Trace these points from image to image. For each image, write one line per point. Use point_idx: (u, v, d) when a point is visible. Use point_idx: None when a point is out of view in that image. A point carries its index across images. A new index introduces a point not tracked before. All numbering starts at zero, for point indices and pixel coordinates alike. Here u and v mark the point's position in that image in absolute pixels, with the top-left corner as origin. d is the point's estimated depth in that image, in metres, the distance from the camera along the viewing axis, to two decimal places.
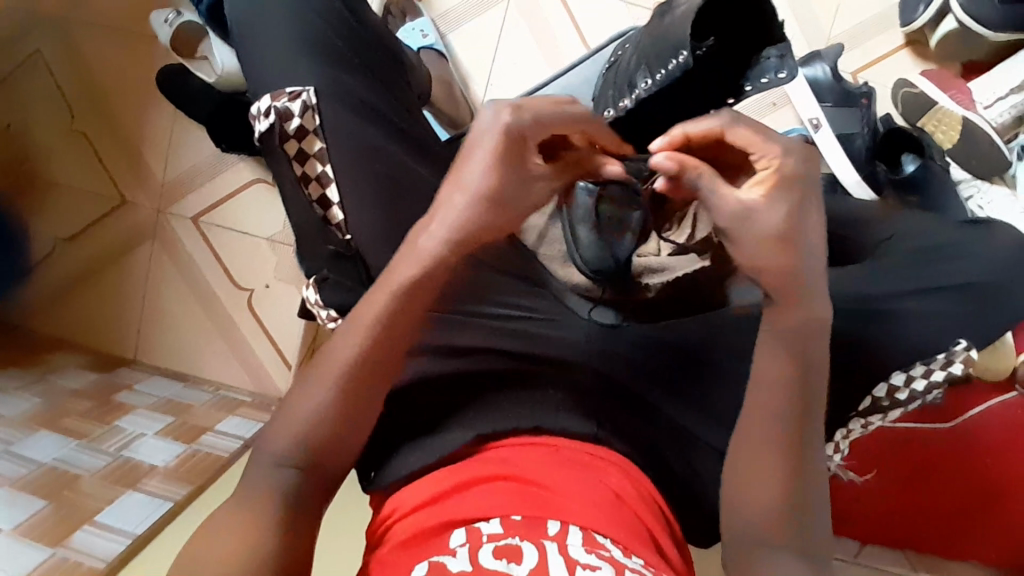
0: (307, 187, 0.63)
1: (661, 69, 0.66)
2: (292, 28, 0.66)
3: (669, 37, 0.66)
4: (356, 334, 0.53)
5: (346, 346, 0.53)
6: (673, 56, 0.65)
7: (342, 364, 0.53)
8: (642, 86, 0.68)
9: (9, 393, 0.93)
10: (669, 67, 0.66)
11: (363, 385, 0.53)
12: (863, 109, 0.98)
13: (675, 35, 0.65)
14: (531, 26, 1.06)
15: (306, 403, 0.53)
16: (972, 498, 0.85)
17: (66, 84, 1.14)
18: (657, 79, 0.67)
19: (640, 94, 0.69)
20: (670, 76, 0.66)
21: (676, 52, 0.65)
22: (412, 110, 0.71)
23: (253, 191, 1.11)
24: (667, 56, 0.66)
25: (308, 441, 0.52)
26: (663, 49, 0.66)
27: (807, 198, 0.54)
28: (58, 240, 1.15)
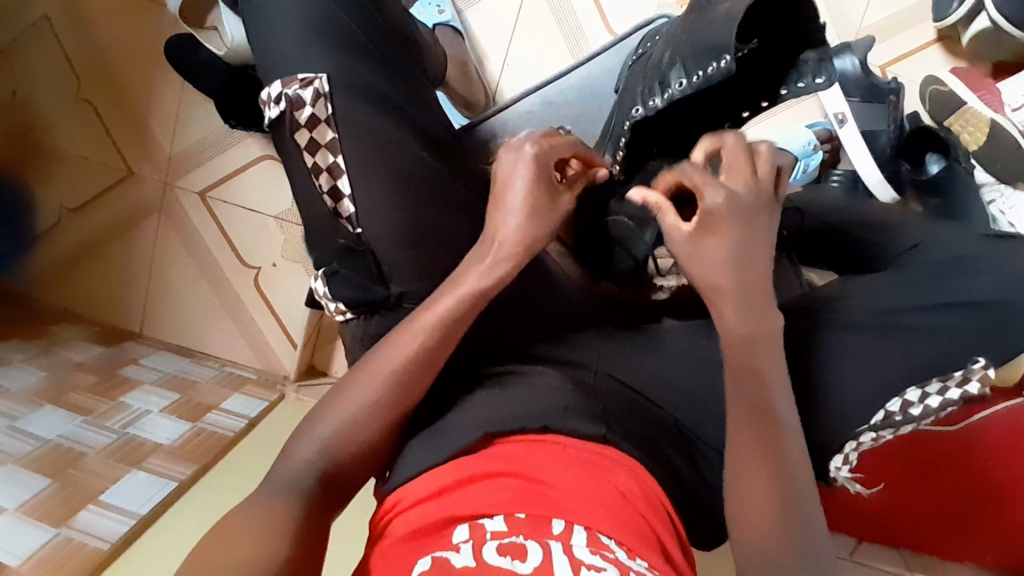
0: (318, 180, 0.61)
1: (699, 72, 0.63)
2: (304, 11, 0.63)
3: (711, 35, 0.61)
4: (412, 335, 0.56)
5: (404, 345, 0.56)
6: (715, 59, 0.61)
7: (397, 359, 0.56)
8: (676, 87, 0.65)
9: (12, 365, 0.93)
10: (707, 70, 0.62)
11: (416, 377, 0.56)
12: (891, 106, 0.92)
13: (719, 36, 0.61)
14: (550, 6, 1.02)
15: (359, 392, 0.56)
16: (967, 499, 0.84)
17: (71, 49, 1.11)
18: (694, 81, 0.64)
19: (672, 95, 0.66)
20: (709, 79, 0.62)
21: (717, 56, 0.61)
22: (427, 99, 0.69)
23: (260, 168, 1.09)
24: (708, 57, 0.62)
25: (360, 426, 0.55)
26: (703, 47, 0.62)
27: (755, 232, 0.52)
28: (64, 210, 1.14)
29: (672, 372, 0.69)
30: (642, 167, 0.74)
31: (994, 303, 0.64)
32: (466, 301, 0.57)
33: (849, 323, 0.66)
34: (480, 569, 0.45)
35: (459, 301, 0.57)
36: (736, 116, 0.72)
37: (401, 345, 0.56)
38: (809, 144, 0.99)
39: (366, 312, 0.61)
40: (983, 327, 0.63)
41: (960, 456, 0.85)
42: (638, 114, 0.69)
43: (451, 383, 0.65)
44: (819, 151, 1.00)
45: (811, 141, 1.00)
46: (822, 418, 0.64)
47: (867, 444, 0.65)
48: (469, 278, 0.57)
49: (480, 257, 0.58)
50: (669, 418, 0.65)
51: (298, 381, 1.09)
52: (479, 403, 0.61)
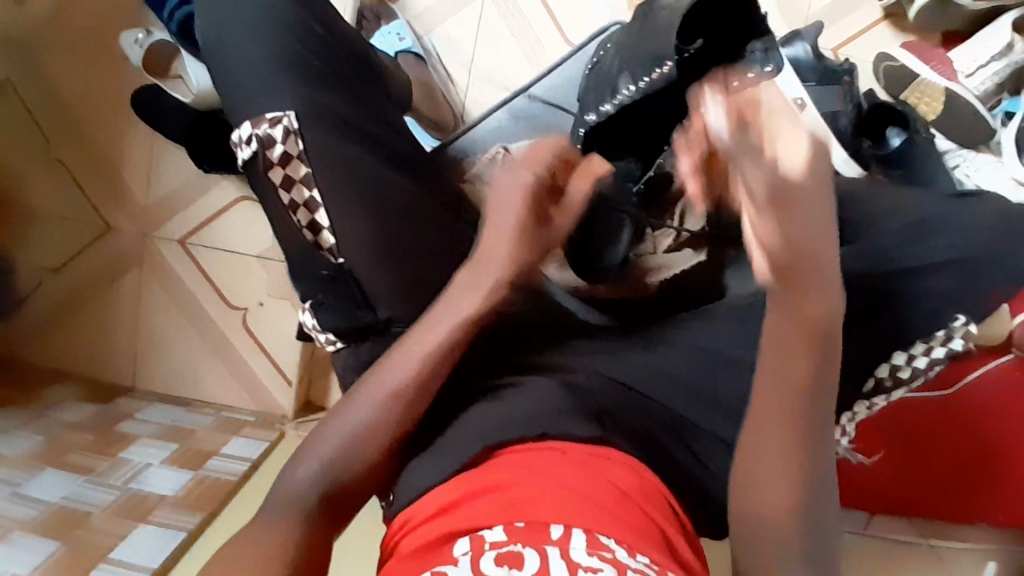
0: (296, 215, 0.62)
1: (643, 77, 0.64)
2: (266, 49, 0.63)
3: (651, 43, 0.63)
4: (407, 359, 0.58)
5: (395, 368, 0.58)
6: (657, 66, 0.62)
7: (390, 382, 0.57)
8: (625, 92, 0.66)
9: (6, 433, 0.91)
10: (651, 76, 0.64)
11: (413, 399, 0.57)
12: (847, 86, 0.97)
13: (657, 45, 0.62)
14: (506, 23, 1.05)
15: (352, 416, 0.57)
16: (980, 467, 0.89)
17: (36, 110, 1.11)
18: (640, 86, 0.64)
19: (622, 99, 0.67)
20: (650, 85, 0.64)
21: (659, 63, 0.62)
22: (395, 126, 0.71)
23: (236, 210, 1.10)
24: (648, 64, 0.63)
25: (356, 453, 0.55)
26: (642, 55, 0.63)
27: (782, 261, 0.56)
28: (44, 273, 1.13)
29: (665, 366, 0.69)
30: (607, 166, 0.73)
31: (968, 260, 0.67)
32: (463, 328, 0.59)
33: None
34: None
35: (455, 331, 0.59)
36: None
37: (395, 368, 0.58)
38: None
39: (355, 340, 0.62)
40: (961, 287, 0.67)
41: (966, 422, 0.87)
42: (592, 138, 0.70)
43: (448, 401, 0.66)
44: None
45: None
46: None
47: (861, 413, 0.71)
48: (468, 302, 0.60)
49: (471, 268, 0.62)
50: (667, 415, 0.66)
51: (296, 418, 1.10)
52: (474, 416, 0.62)
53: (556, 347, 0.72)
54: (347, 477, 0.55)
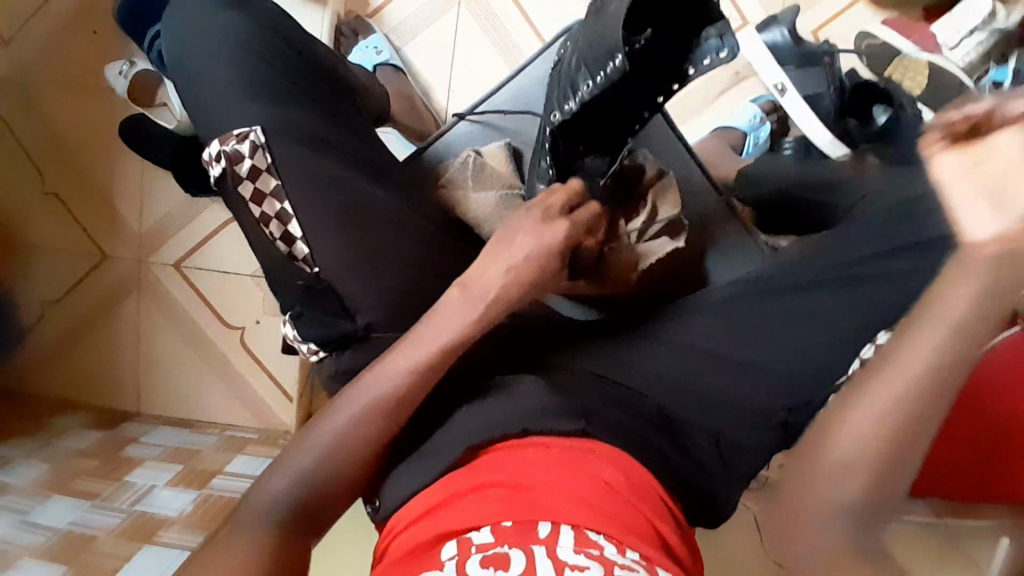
0: (268, 227, 0.63)
1: (600, 72, 0.64)
2: (230, 67, 0.64)
3: (604, 39, 0.63)
4: (356, 399, 0.55)
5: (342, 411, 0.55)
6: (609, 60, 0.62)
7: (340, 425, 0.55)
8: (584, 88, 0.65)
9: (14, 462, 0.92)
10: (606, 70, 0.63)
11: (366, 440, 0.55)
12: (828, 67, 0.97)
13: (609, 39, 0.62)
14: (482, 29, 1.06)
15: (309, 449, 0.55)
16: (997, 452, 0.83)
17: (29, 145, 1.13)
18: (598, 81, 0.64)
19: (583, 97, 0.66)
20: (608, 78, 0.63)
21: (611, 56, 0.62)
22: (365, 137, 0.71)
23: (228, 231, 1.12)
24: (603, 58, 0.63)
25: (314, 500, 0.54)
26: (597, 50, 0.64)
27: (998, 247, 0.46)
28: (46, 304, 1.15)
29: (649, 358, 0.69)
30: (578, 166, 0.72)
31: None
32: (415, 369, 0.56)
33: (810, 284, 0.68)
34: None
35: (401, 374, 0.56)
36: (653, 103, 0.68)
37: (345, 413, 0.55)
38: (755, 118, 1.02)
39: (336, 348, 0.62)
40: None
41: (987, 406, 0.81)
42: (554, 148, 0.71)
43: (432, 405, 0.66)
44: (767, 122, 1.02)
45: (757, 114, 1.02)
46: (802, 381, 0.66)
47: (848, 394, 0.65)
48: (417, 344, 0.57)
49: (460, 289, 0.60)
50: (653, 406, 0.66)
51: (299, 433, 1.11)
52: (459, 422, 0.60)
53: (540, 346, 0.71)
54: (314, 497, 0.54)
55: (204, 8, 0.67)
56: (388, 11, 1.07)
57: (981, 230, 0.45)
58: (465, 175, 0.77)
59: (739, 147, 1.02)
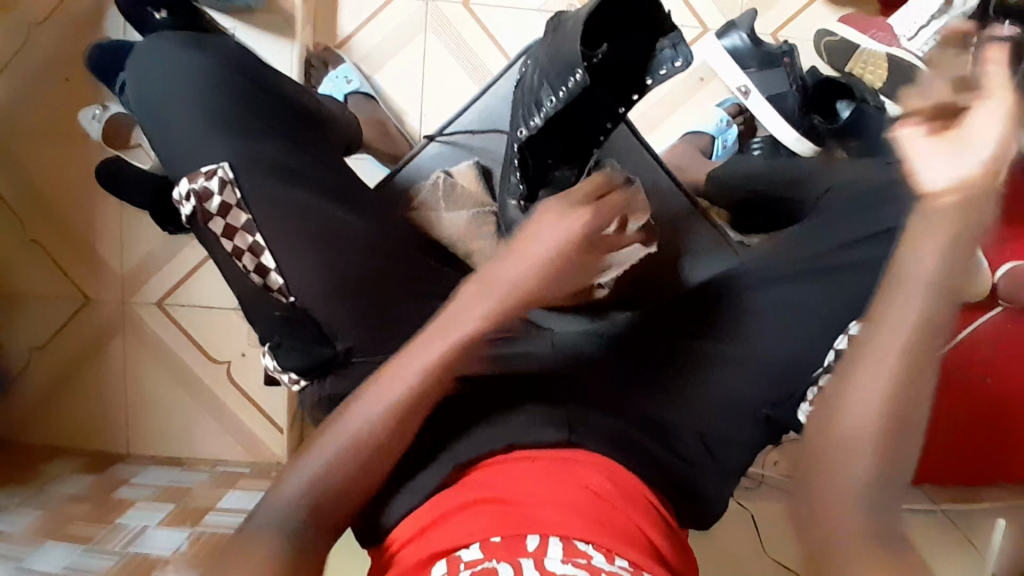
0: (241, 260, 0.63)
1: (561, 87, 0.64)
2: (195, 106, 0.65)
3: (563, 54, 0.64)
4: (371, 401, 0.52)
5: (361, 412, 0.52)
6: (570, 74, 0.63)
7: (355, 431, 0.51)
8: (548, 104, 0.66)
9: (6, 511, 0.92)
10: (568, 85, 0.64)
11: (379, 445, 0.52)
12: (787, 67, 0.99)
13: (568, 53, 0.63)
14: (449, 52, 1.08)
15: (301, 469, 0.51)
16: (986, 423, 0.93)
17: (7, 195, 1.14)
18: (561, 96, 0.65)
19: (547, 112, 0.67)
20: (570, 93, 0.64)
21: (571, 71, 0.63)
22: (335, 165, 0.72)
23: (209, 267, 1.12)
24: (563, 74, 0.64)
25: (329, 499, 0.51)
26: (557, 65, 0.65)
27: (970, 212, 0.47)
28: (32, 351, 1.15)
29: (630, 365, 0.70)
30: (548, 178, 0.73)
31: None
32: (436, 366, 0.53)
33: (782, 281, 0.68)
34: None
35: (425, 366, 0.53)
36: (615, 114, 0.71)
37: (358, 417, 0.52)
38: (722, 121, 1.04)
39: (317, 376, 0.64)
40: None
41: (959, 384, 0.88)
42: (523, 163, 0.71)
43: None
44: (733, 126, 1.04)
45: (724, 117, 1.04)
46: (780, 377, 0.66)
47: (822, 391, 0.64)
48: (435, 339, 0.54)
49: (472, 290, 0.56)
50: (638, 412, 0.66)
51: None
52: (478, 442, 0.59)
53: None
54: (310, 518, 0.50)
55: (167, 50, 0.68)
56: (355, 41, 1.09)
57: (938, 178, 0.47)
58: (438, 197, 0.79)
59: (710, 151, 1.03)
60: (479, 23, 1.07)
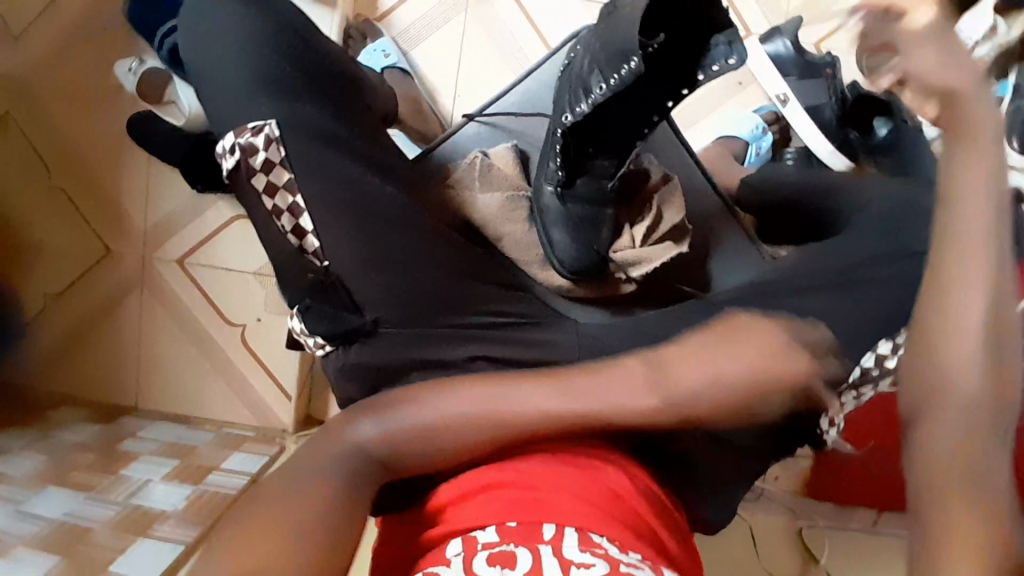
0: (280, 220, 0.63)
1: (613, 75, 0.64)
2: (243, 63, 0.65)
3: (617, 41, 0.63)
4: (454, 417, 0.50)
5: (440, 417, 0.50)
6: (624, 62, 0.63)
7: (425, 427, 0.50)
8: (597, 91, 0.66)
9: (11, 453, 0.92)
10: (620, 73, 0.64)
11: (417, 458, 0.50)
12: (829, 78, 0.98)
13: (623, 41, 0.63)
14: (490, 35, 1.07)
15: (338, 442, 0.50)
16: None
17: (37, 141, 1.14)
18: (611, 84, 0.65)
19: (595, 99, 0.67)
20: (623, 80, 0.64)
21: (626, 59, 0.62)
22: (375, 135, 0.72)
23: (232, 230, 1.13)
24: (617, 60, 0.63)
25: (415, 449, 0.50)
26: (612, 52, 0.64)
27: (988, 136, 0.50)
28: (46, 297, 1.15)
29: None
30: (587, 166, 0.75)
31: None
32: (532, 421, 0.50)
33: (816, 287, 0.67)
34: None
35: (522, 415, 0.50)
36: (662, 108, 0.71)
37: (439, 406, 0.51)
38: (757, 128, 1.03)
39: (343, 342, 0.63)
40: None
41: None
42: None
43: None
44: (769, 133, 1.03)
45: (760, 125, 1.04)
46: None
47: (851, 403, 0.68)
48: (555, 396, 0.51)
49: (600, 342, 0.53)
50: None
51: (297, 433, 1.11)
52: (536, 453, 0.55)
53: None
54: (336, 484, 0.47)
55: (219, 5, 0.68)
56: (397, 15, 1.08)
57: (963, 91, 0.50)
58: (474, 175, 0.77)
59: (743, 156, 1.03)
60: (522, 8, 1.06)
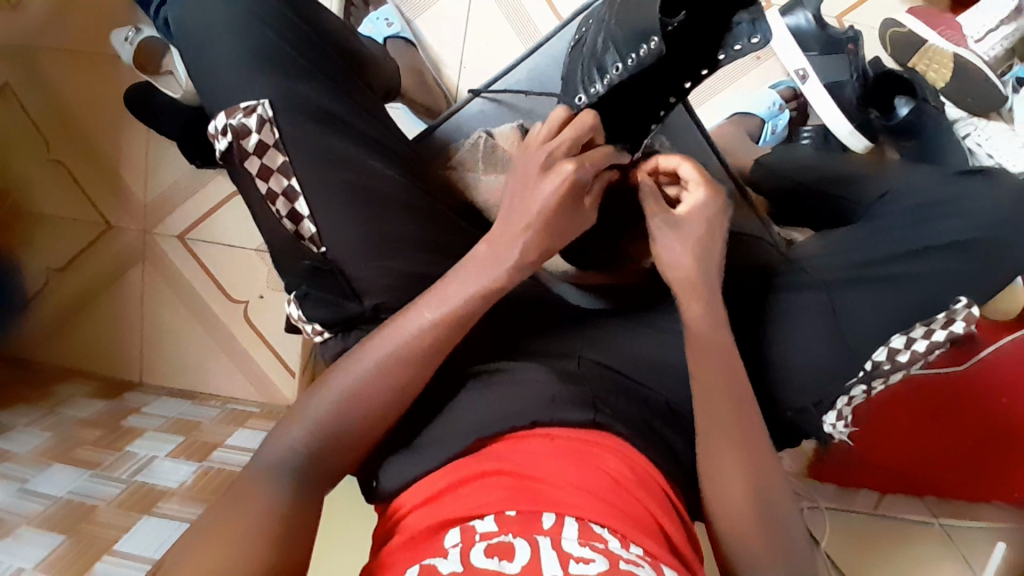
0: (275, 205, 0.61)
1: (631, 55, 0.62)
2: (236, 39, 0.62)
3: (635, 20, 0.60)
4: (357, 369, 0.55)
5: (343, 380, 0.55)
6: (643, 43, 0.60)
7: (339, 396, 0.54)
8: (612, 72, 0.64)
9: (18, 429, 0.93)
10: (638, 53, 0.61)
11: (374, 418, 0.55)
12: (852, 55, 0.94)
13: (642, 20, 0.60)
14: (497, 4, 1.03)
15: (302, 421, 0.54)
16: (994, 451, 0.94)
17: (35, 112, 1.12)
18: (628, 64, 0.63)
19: (611, 80, 0.65)
20: (641, 62, 0.61)
21: (645, 39, 0.60)
22: (376, 114, 0.69)
23: (234, 205, 1.11)
24: (635, 42, 0.61)
25: (370, 415, 0.55)
26: (629, 32, 0.61)
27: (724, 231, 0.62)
28: (49, 271, 1.14)
29: (642, 349, 0.69)
30: None
31: (981, 242, 0.64)
32: (424, 345, 0.55)
33: (822, 281, 0.67)
34: (468, 573, 0.44)
35: (409, 343, 0.55)
36: (681, 89, 0.66)
37: (376, 350, 0.55)
38: (775, 105, 0.99)
39: (343, 330, 0.62)
40: (967, 267, 0.64)
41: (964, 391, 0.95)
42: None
43: (440, 386, 0.63)
44: (786, 111, 0.99)
45: (778, 101, 0.99)
46: (818, 376, 0.65)
47: (859, 399, 0.66)
48: (431, 317, 0.56)
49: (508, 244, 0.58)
50: (660, 400, 0.65)
51: None
52: (487, 397, 0.60)
53: (555, 338, 0.69)
54: (310, 467, 0.53)
55: None
56: None
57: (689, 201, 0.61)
58: (478, 157, 0.77)
59: (758, 135, 0.99)
60: None
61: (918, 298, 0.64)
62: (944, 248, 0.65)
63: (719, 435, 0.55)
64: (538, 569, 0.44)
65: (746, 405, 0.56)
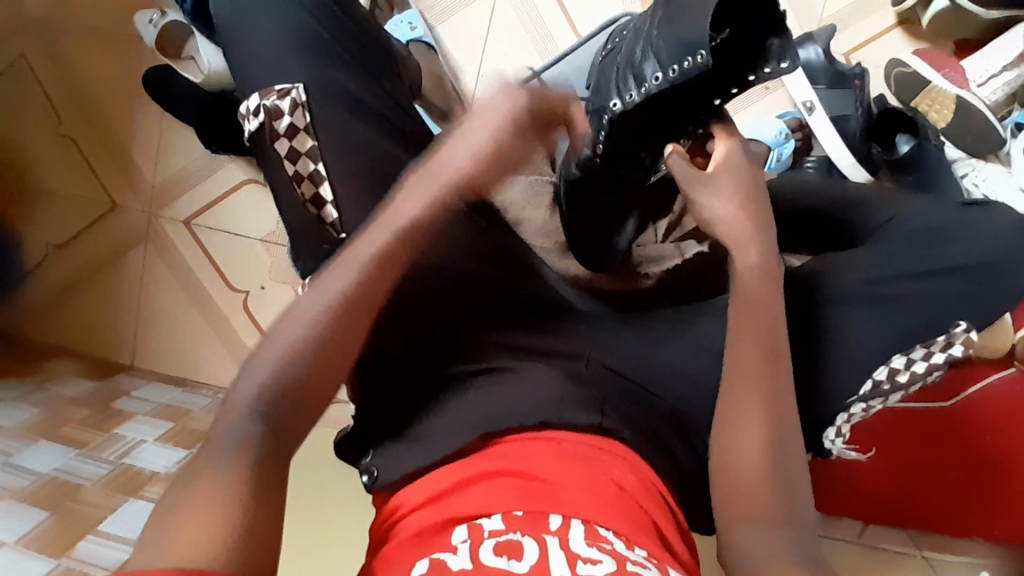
0: (300, 187, 0.62)
1: (675, 66, 0.63)
2: (276, 25, 0.63)
3: (681, 32, 0.62)
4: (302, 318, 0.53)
5: (289, 328, 0.52)
6: (689, 55, 0.61)
7: (288, 347, 0.51)
8: (652, 81, 0.65)
9: (5, 403, 0.91)
10: (682, 65, 0.63)
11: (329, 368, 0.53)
12: (858, 90, 0.97)
13: (690, 33, 0.61)
14: (518, 16, 1.06)
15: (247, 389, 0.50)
16: (980, 486, 0.95)
17: (50, 88, 1.12)
18: (669, 75, 0.64)
19: (649, 89, 0.66)
20: (685, 73, 0.63)
21: (693, 52, 0.61)
22: (403, 107, 0.71)
23: (244, 193, 1.11)
24: (681, 52, 0.62)
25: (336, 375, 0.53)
26: (676, 42, 0.62)
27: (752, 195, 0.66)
28: (49, 248, 1.13)
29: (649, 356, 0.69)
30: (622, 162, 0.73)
31: (982, 268, 0.67)
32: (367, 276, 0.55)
33: (834, 297, 0.69)
34: (477, 570, 0.44)
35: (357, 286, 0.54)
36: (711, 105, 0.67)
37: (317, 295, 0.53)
38: (781, 133, 1.01)
39: None
40: (968, 290, 0.67)
41: (953, 425, 0.96)
42: (606, 140, 0.70)
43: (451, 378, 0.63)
44: (792, 139, 1.01)
45: (784, 129, 1.01)
46: (821, 394, 0.66)
47: (858, 416, 0.68)
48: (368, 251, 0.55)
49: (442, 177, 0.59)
50: (665, 407, 0.66)
51: None
52: (495, 395, 0.60)
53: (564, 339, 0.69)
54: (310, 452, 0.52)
55: None
56: None
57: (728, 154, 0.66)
58: None
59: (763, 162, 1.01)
60: None
61: (923, 317, 0.66)
62: (947, 273, 0.67)
63: (723, 444, 0.56)
64: (545, 569, 0.44)
65: (754, 412, 0.55)
